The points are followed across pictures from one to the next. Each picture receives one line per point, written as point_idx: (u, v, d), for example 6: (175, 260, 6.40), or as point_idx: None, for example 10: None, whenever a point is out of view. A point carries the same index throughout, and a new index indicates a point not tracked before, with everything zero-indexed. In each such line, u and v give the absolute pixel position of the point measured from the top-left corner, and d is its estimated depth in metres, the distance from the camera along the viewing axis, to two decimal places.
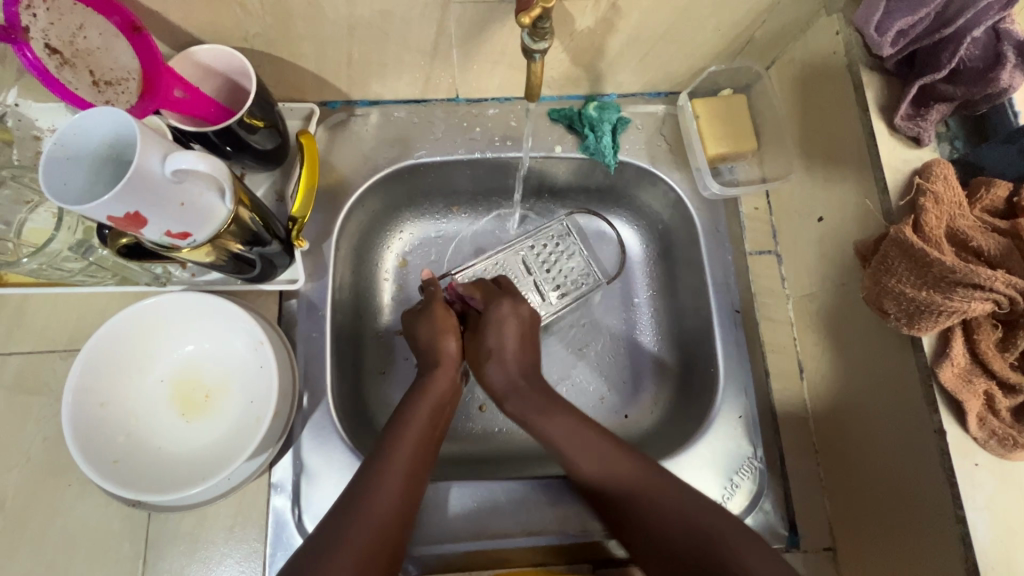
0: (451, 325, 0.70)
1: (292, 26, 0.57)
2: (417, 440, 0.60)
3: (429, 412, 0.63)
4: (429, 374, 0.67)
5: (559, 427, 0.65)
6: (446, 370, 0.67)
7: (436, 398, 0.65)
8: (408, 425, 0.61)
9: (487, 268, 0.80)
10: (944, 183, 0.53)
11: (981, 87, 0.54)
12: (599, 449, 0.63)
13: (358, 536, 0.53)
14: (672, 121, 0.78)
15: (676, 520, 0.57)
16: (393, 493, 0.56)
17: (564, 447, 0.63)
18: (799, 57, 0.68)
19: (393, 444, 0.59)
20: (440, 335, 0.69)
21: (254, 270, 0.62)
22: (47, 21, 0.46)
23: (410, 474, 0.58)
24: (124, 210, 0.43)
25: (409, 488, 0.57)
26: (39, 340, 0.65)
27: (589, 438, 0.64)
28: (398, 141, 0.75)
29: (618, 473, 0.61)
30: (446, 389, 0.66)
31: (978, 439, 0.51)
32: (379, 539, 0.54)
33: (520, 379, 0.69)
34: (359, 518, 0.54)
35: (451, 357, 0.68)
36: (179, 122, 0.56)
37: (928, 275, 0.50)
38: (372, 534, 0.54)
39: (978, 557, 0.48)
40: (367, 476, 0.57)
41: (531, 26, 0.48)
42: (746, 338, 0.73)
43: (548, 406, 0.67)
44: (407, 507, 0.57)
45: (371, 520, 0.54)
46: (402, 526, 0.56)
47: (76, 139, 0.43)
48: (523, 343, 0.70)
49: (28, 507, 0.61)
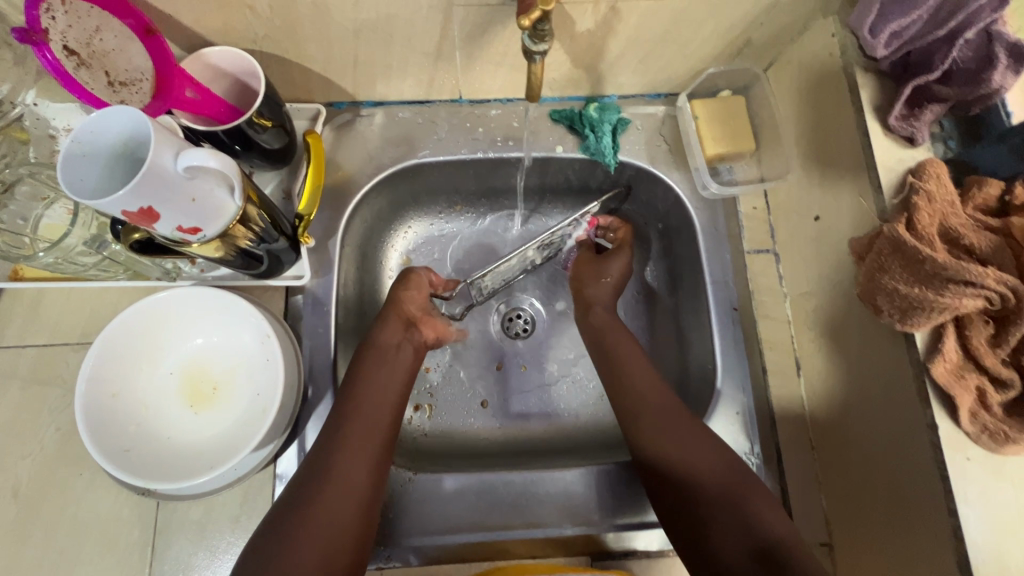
0: (411, 278, 0.75)
1: (299, 29, 0.59)
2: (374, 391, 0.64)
3: (384, 361, 0.67)
4: (378, 323, 0.70)
5: (653, 394, 0.68)
6: (398, 323, 0.71)
7: (387, 346, 0.68)
8: (365, 375, 0.65)
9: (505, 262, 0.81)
10: (937, 181, 0.54)
11: (972, 88, 0.54)
12: (654, 383, 0.69)
13: (332, 480, 0.57)
14: (671, 121, 0.79)
15: (715, 461, 0.62)
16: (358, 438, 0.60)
17: (646, 394, 0.68)
18: (797, 58, 0.69)
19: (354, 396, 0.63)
20: (404, 286, 0.74)
21: (261, 265, 0.64)
22: (66, 24, 0.48)
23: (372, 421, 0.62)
24: (138, 206, 0.45)
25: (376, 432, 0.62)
26: (52, 334, 0.66)
27: (653, 377, 0.69)
28: (401, 142, 0.76)
29: (646, 406, 0.67)
30: (397, 338, 0.70)
31: (971, 433, 0.51)
32: (353, 481, 0.58)
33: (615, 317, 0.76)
34: (333, 463, 0.58)
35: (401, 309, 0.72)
36: (190, 121, 0.58)
37: (921, 272, 0.52)
38: (343, 480, 0.58)
39: (970, 548, 0.49)
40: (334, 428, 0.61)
41: (532, 27, 0.49)
42: (744, 336, 0.74)
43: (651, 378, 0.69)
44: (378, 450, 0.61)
45: (340, 470, 0.58)
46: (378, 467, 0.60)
47: (93, 137, 0.45)
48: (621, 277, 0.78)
49: (41, 494, 0.63)
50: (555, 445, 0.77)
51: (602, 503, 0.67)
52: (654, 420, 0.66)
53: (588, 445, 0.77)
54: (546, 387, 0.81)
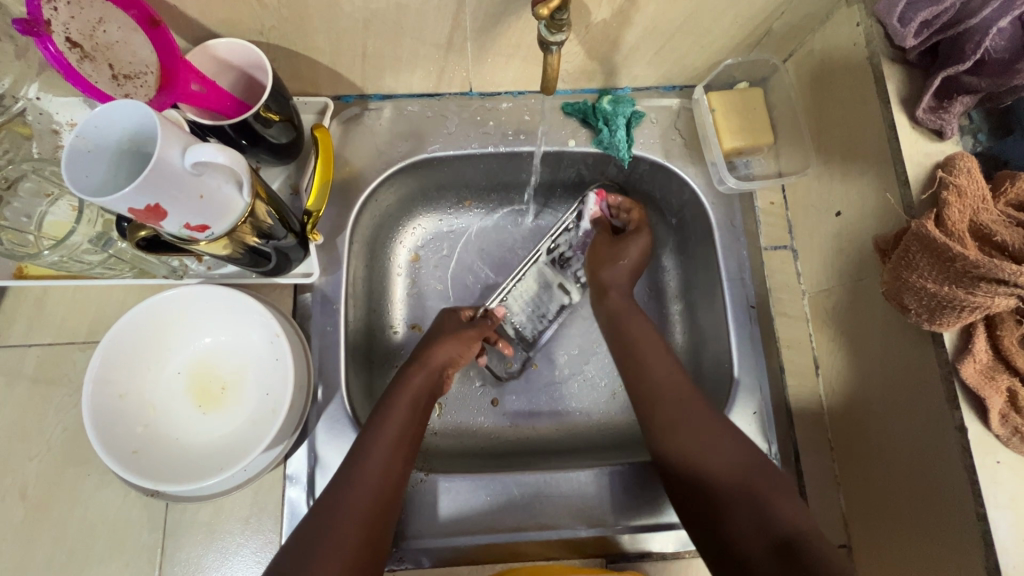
0: (456, 330, 0.71)
1: (307, 20, 0.57)
2: (395, 441, 0.60)
3: (409, 412, 0.63)
4: (406, 369, 0.67)
5: (669, 381, 0.66)
6: (428, 371, 0.67)
7: (417, 398, 0.64)
8: (387, 421, 0.61)
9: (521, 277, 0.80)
10: (968, 177, 0.52)
11: (1005, 78, 0.53)
12: (669, 368, 0.67)
13: (339, 537, 0.54)
14: (686, 114, 0.77)
15: (729, 458, 0.60)
16: (372, 492, 0.57)
17: (661, 384, 0.65)
18: (817, 49, 0.67)
19: (367, 452, 0.59)
20: (447, 339, 0.70)
21: (269, 263, 0.63)
22: (68, 15, 0.46)
23: (389, 475, 0.58)
24: (145, 203, 0.44)
25: (388, 488, 0.58)
26: (58, 332, 0.65)
27: (667, 363, 0.67)
28: (410, 136, 0.75)
29: (659, 393, 0.65)
30: (426, 388, 0.66)
31: (1000, 436, 0.49)
32: (361, 539, 0.55)
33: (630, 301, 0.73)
34: (340, 520, 0.55)
35: (435, 360, 0.68)
36: (197, 116, 0.57)
37: (950, 270, 0.49)
38: (351, 540, 0.54)
39: (1000, 554, 0.48)
40: (342, 482, 0.57)
41: (549, 17, 0.47)
42: (761, 333, 0.72)
43: (667, 359, 0.68)
44: (386, 507, 0.57)
45: (344, 531, 0.54)
46: (381, 527, 0.57)
47: (98, 133, 0.43)
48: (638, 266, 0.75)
49: (49, 495, 0.62)
50: (567, 444, 0.76)
51: (616, 503, 0.66)
52: (667, 412, 0.64)
53: (601, 444, 0.76)
54: (557, 386, 0.80)
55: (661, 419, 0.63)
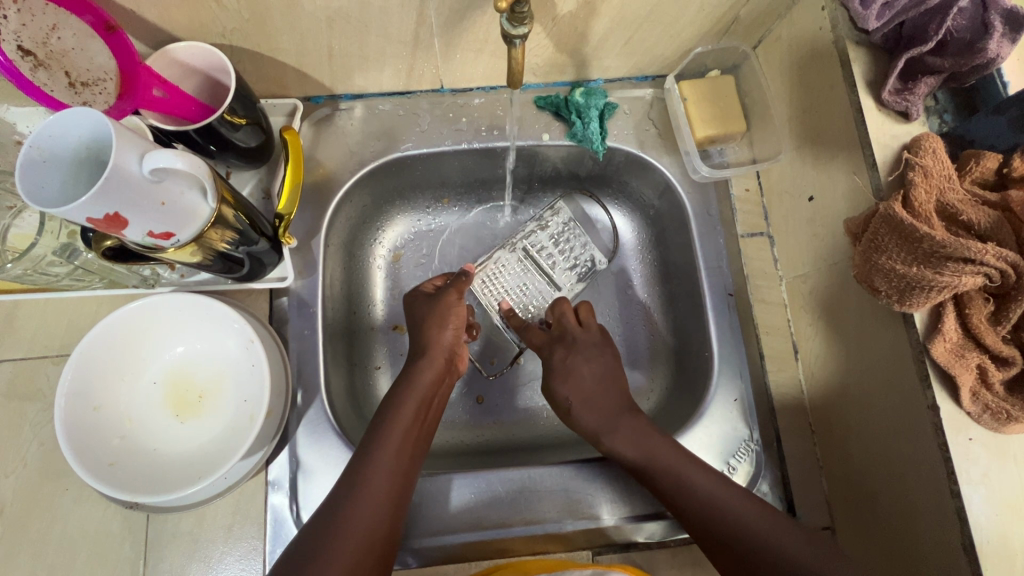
0: (454, 315, 0.70)
1: (268, 21, 0.57)
2: (403, 440, 0.60)
3: (415, 409, 0.63)
4: (415, 364, 0.67)
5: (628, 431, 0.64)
6: (433, 360, 0.67)
7: (424, 392, 0.65)
8: (396, 421, 0.61)
9: (501, 265, 0.81)
10: (933, 156, 0.53)
11: (967, 58, 0.53)
12: (642, 435, 0.63)
13: (346, 537, 0.53)
14: (660, 104, 0.77)
15: (752, 516, 0.57)
16: (376, 497, 0.56)
17: (632, 451, 0.63)
18: (786, 36, 0.67)
19: (377, 446, 0.59)
20: (438, 323, 0.70)
21: (242, 268, 0.62)
22: (19, 23, 0.45)
23: (399, 474, 0.58)
24: (103, 212, 0.43)
25: (396, 490, 0.58)
26: (30, 346, 0.64)
27: (646, 434, 0.64)
28: (383, 135, 0.74)
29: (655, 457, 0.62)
30: (434, 378, 0.66)
31: (972, 413, 0.50)
32: (368, 540, 0.54)
33: (624, 416, 0.66)
34: (346, 521, 0.54)
35: (441, 349, 0.68)
36: (160, 121, 0.56)
37: (918, 251, 0.50)
38: (359, 538, 0.54)
39: (975, 530, 0.48)
40: (353, 474, 0.57)
41: (509, 9, 0.47)
42: (739, 320, 0.72)
43: (618, 415, 0.66)
44: (399, 496, 0.58)
45: (358, 519, 0.55)
46: (391, 524, 0.56)
47: (52, 142, 0.43)
48: (608, 373, 0.70)
49: (27, 511, 0.61)
50: (553, 439, 0.76)
51: (599, 498, 0.66)
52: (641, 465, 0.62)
53: None
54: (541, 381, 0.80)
55: (629, 461, 0.63)
